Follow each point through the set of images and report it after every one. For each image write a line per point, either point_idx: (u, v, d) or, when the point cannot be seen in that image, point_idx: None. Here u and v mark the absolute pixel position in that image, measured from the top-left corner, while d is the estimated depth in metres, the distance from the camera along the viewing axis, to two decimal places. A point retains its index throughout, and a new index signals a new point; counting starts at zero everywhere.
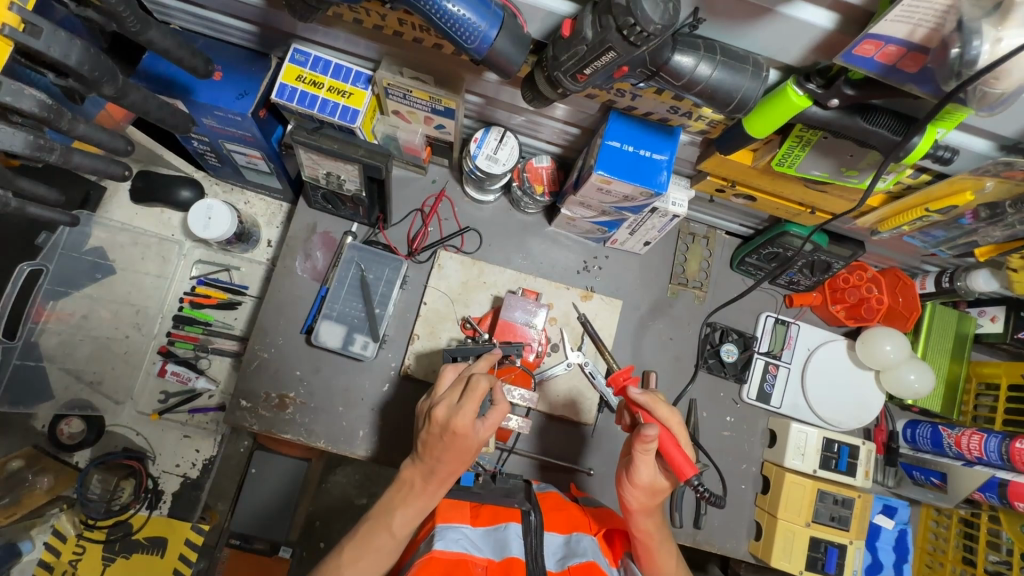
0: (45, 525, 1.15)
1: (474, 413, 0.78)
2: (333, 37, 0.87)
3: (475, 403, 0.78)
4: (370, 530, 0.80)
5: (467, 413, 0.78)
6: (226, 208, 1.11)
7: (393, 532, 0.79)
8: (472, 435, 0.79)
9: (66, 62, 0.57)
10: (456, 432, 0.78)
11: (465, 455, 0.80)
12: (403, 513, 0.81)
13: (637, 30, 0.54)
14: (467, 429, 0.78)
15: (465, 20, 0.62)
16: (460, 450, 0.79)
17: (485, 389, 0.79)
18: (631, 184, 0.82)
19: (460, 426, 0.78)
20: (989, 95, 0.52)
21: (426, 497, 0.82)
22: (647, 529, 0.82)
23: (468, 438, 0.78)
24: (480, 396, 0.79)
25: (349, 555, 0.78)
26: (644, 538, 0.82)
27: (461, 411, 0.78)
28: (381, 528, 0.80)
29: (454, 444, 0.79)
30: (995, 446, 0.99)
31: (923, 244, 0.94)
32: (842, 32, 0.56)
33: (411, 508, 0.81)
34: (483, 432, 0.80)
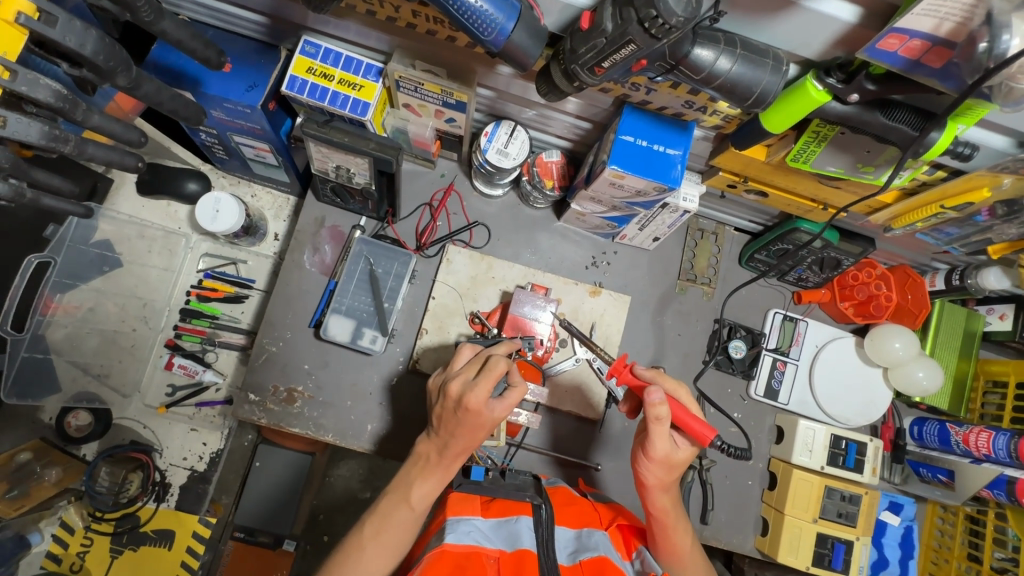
0: (54, 517, 1.15)
1: (487, 392, 0.78)
2: (344, 29, 0.87)
3: (491, 382, 0.78)
4: (389, 507, 0.81)
5: (481, 391, 0.77)
6: (234, 201, 1.11)
7: (412, 505, 0.81)
8: (486, 412, 0.78)
9: (82, 52, 0.56)
10: (469, 409, 0.77)
11: (477, 430, 0.80)
12: (421, 487, 0.82)
13: (659, 23, 0.53)
14: (480, 407, 0.78)
15: (483, 12, 0.61)
16: (473, 427, 0.79)
17: (503, 370, 0.80)
18: (644, 180, 0.81)
19: (473, 403, 0.77)
20: (1014, 90, 0.51)
21: (442, 470, 0.83)
22: (663, 507, 0.84)
23: (481, 415, 0.78)
24: (497, 376, 0.79)
25: (371, 531, 0.79)
26: (660, 516, 0.84)
27: (475, 388, 0.77)
28: (401, 503, 0.81)
29: (467, 420, 0.79)
30: (1003, 443, 1.00)
31: (936, 241, 0.94)
32: (864, 26, 0.55)
33: (428, 482, 0.82)
34: (497, 411, 0.79)
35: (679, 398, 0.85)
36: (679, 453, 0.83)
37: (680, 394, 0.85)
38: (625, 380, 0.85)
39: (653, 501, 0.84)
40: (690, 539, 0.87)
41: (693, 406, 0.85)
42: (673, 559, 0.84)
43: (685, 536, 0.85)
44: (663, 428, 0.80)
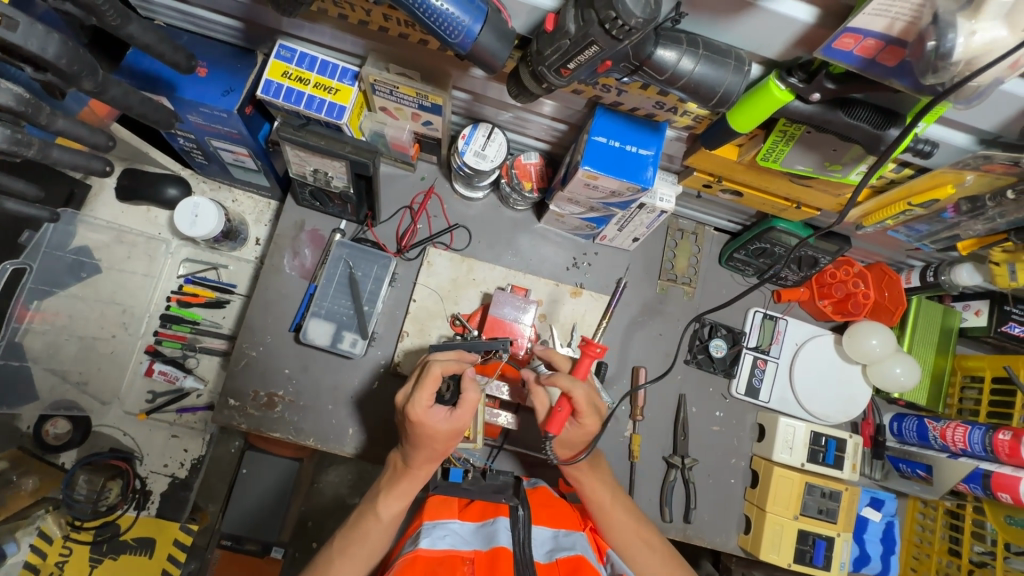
0: (30, 526, 1.13)
1: (426, 401, 0.79)
2: (318, 33, 0.87)
3: (428, 391, 0.80)
4: (357, 518, 0.84)
5: (419, 401, 0.79)
6: (213, 205, 1.10)
7: (379, 517, 0.83)
8: (430, 423, 0.80)
9: (44, 56, 0.56)
10: (413, 421, 0.80)
11: (432, 443, 0.81)
12: (388, 496, 0.84)
13: (619, 24, 0.54)
14: (422, 417, 0.80)
15: (449, 14, 0.62)
16: (425, 438, 0.81)
17: (438, 376, 0.80)
18: (617, 180, 0.82)
19: (414, 414, 0.79)
20: (966, 87, 0.53)
21: (409, 479, 0.85)
22: (592, 487, 0.89)
23: (426, 426, 0.80)
24: (434, 384, 0.80)
25: (340, 546, 0.82)
26: (589, 495, 0.89)
27: (414, 399, 0.80)
28: (368, 513, 0.84)
29: (417, 433, 0.81)
30: (979, 438, 1.00)
31: (908, 238, 0.95)
32: (821, 26, 0.56)
33: (393, 490, 0.84)
34: (443, 422, 0.80)
35: (573, 397, 0.84)
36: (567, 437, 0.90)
37: (574, 394, 0.84)
38: (579, 360, 0.89)
39: (582, 480, 0.89)
40: (614, 488, 0.91)
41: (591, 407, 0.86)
42: (596, 509, 0.88)
43: (605, 482, 0.91)
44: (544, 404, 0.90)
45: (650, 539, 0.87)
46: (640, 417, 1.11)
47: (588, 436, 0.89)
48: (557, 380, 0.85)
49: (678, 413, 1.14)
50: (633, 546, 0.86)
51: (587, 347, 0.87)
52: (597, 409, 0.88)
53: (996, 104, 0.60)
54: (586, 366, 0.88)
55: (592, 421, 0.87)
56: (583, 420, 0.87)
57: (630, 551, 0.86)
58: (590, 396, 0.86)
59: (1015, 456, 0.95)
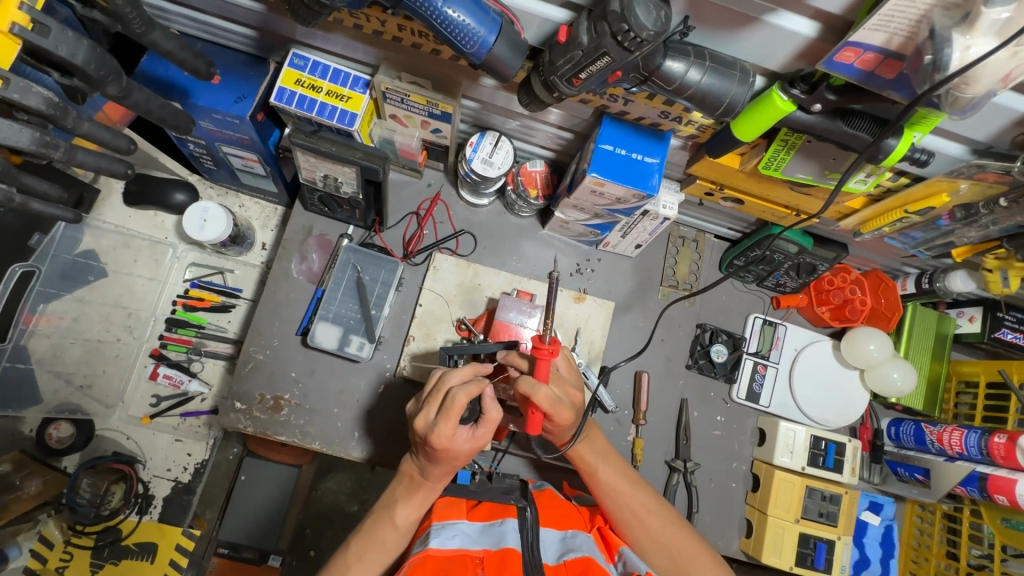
0: (32, 531, 1.13)
1: (451, 430, 0.78)
2: (332, 42, 0.89)
3: (453, 422, 0.78)
4: (373, 525, 0.85)
5: (444, 431, 0.78)
6: (222, 210, 1.12)
7: (396, 525, 0.84)
8: (456, 447, 0.80)
9: (73, 61, 0.57)
10: (438, 448, 0.79)
11: (451, 460, 0.82)
12: (406, 505, 0.85)
13: (631, 36, 0.56)
14: (447, 444, 0.79)
15: (465, 25, 0.64)
16: (447, 458, 0.82)
17: (462, 406, 0.79)
18: (623, 186, 0.84)
19: (440, 443, 0.79)
20: (960, 99, 0.55)
21: (426, 489, 0.86)
22: (589, 459, 0.93)
23: (451, 450, 0.80)
24: (458, 413, 0.79)
25: (356, 554, 0.83)
26: (586, 467, 0.92)
27: (438, 429, 0.78)
28: (385, 521, 0.85)
29: (439, 455, 0.81)
30: (975, 441, 1.03)
31: (903, 245, 0.98)
32: (823, 40, 0.59)
33: (412, 500, 0.85)
34: (467, 443, 0.81)
35: (538, 400, 0.82)
36: (552, 429, 0.91)
37: (537, 397, 0.82)
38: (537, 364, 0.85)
39: (580, 454, 0.93)
40: (602, 451, 0.94)
41: (557, 406, 0.83)
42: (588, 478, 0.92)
43: (597, 451, 0.94)
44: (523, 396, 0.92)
45: (647, 502, 0.90)
46: (643, 421, 1.13)
47: (569, 426, 0.89)
48: (519, 385, 0.83)
49: (680, 418, 1.16)
50: (628, 509, 0.89)
51: (541, 351, 0.83)
52: (568, 405, 0.86)
53: (990, 115, 0.63)
54: (546, 369, 0.84)
55: (566, 414, 0.85)
56: (554, 417, 0.85)
57: (627, 516, 0.89)
58: (554, 397, 0.83)
59: (1009, 458, 0.97)
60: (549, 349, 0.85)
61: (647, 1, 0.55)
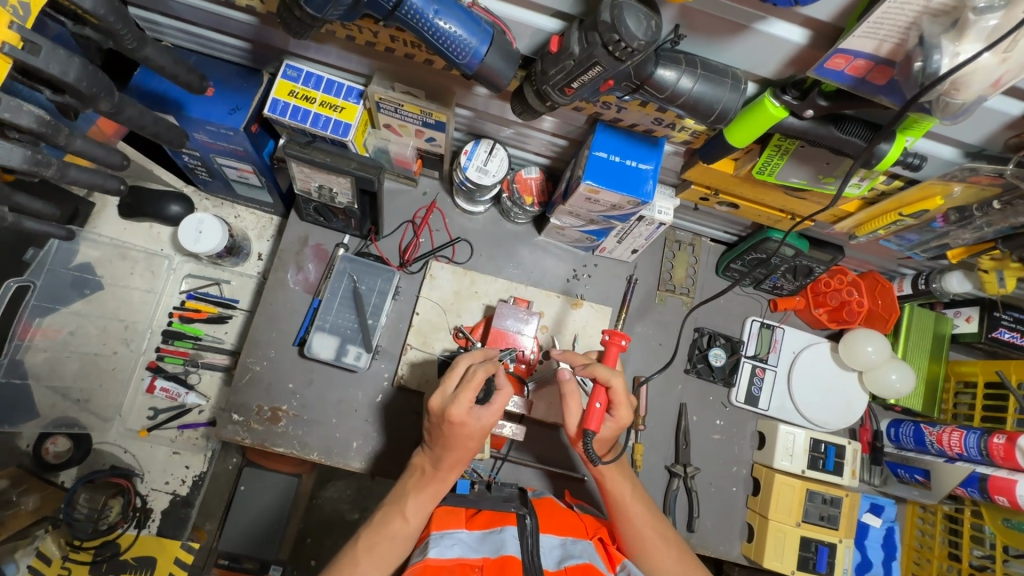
0: (29, 547, 1.12)
1: (469, 402, 0.81)
2: (325, 53, 0.89)
3: (471, 393, 0.81)
4: (383, 518, 0.84)
5: (463, 402, 0.81)
6: (217, 221, 1.12)
7: (406, 518, 0.84)
8: (472, 422, 0.82)
9: (65, 79, 0.57)
10: (454, 422, 0.81)
11: (466, 442, 0.84)
12: (416, 499, 0.85)
13: (622, 46, 0.56)
14: (464, 417, 0.81)
15: (456, 36, 0.64)
16: (462, 438, 0.83)
17: (482, 379, 0.82)
18: (618, 194, 0.84)
19: (456, 415, 0.81)
20: (951, 104, 0.55)
21: (438, 481, 0.86)
22: (620, 486, 0.90)
23: (468, 425, 0.82)
24: (477, 386, 0.82)
25: (365, 546, 0.82)
26: (614, 492, 0.90)
27: (457, 401, 0.81)
28: (395, 515, 0.84)
29: (455, 432, 0.82)
30: (974, 442, 1.03)
31: (898, 247, 0.98)
32: (813, 47, 0.59)
33: (423, 493, 0.86)
34: (484, 419, 0.83)
35: (612, 387, 0.85)
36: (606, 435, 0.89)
37: (612, 384, 0.84)
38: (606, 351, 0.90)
39: (611, 481, 0.90)
40: (632, 481, 0.92)
41: (625, 398, 0.86)
42: (615, 503, 0.90)
43: (628, 479, 0.92)
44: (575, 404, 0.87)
45: (666, 534, 0.89)
46: (642, 426, 1.12)
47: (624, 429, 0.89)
48: (596, 371, 0.85)
49: (680, 422, 1.16)
50: (647, 539, 0.88)
51: (614, 337, 0.88)
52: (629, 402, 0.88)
53: (981, 119, 0.63)
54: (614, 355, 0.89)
55: (626, 413, 0.86)
56: (615, 413, 0.86)
57: (645, 543, 0.88)
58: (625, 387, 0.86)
59: (1009, 459, 0.97)
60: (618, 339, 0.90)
61: (637, 11, 0.55)
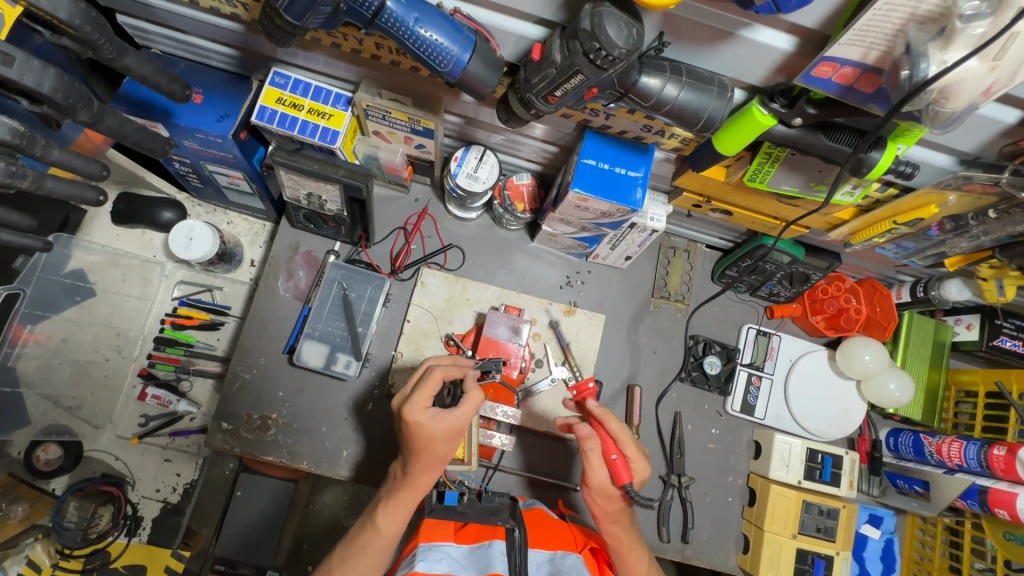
0: (19, 555, 1.11)
1: (424, 402, 0.81)
2: (313, 60, 0.89)
3: (426, 392, 0.81)
4: (359, 530, 0.84)
5: (417, 401, 0.81)
6: (208, 228, 1.11)
7: (378, 528, 0.83)
8: (428, 423, 0.80)
9: (40, 90, 0.57)
10: (410, 423, 0.80)
11: (431, 447, 0.81)
12: (386, 509, 0.84)
13: (603, 54, 0.55)
14: (421, 418, 0.80)
15: (437, 44, 0.63)
16: (423, 442, 0.81)
17: (438, 378, 0.83)
18: (607, 202, 0.83)
19: (411, 416, 0.80)
20: (940, 113, 0.54)
21: (408, 489, 0.84)
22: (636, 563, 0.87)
23: (425, 426, 0.80)
24: (434, 385, 0.83)
25: (340, 557, 0.83)
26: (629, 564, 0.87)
27: (411, 401, 0.81)
28: (369, 525, 0.84)
29: (413, 434, 0.81)
30: (975, 453, 1.00)
31: (896, 255, 0.96)
32: (800, 54, 0.58)
33: (393, 503, 0.84)
34: (445, 420, 0.80)
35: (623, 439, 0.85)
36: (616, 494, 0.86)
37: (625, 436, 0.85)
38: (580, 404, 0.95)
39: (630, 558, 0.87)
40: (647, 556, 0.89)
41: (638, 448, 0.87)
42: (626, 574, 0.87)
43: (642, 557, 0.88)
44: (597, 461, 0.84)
45: None
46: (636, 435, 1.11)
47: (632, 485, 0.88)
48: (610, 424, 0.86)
49: (674, 431, 1.14)
50: None
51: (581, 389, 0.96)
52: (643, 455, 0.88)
53: (974, 127, 0.61)
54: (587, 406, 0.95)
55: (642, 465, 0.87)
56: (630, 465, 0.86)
57: None
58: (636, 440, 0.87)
59: (1010, 471, 0.95)
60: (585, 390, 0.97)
61: (618, 19, 0.54)
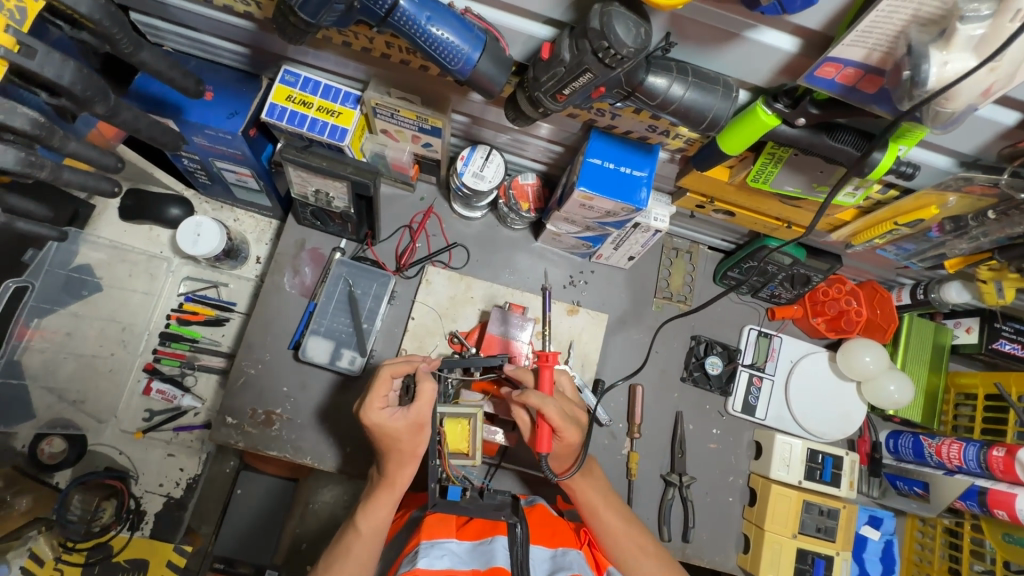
0: (21, 548, 1.08)
1: (379, 403, 0.84)
2: (323, 59, 0.90)
3: (380, 393, 0.85)
4: (342, 534, 0.85)
5: (371, 403, 0.84)
6: (216, 224, 1.12)
7: (358, 530, 0.84)
8: (387, 422, 0.83)
9: (59, 82, 0.58)
10: (371, 425, 0.83)
11: (397, 444, 0.84)
12: (365, 511, 0.85)
13: (612, 53, 0.56)
14: (380, 419, 0.83)
15: (448, 42, 0.64)
16: (389, 441, 0.84)
17: (388, 379, 0.85)
18: (612, 201, 0.84)
19: (370, 419, 0.83)
20: (941, 113, 0.55)
21: (384, 489, 0.86)
22: (592, 501, 0.91)
23: (386, 427, 0.83)
24: (387, 386, 0.85)
25: (325, 563, 0.82)
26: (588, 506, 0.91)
27: (368, 405, 0.84)
28: (350, 529, 0.85)
29: (379, 438, 0.85)
30: (974, 454, 1.01)
31: (896, 256, 0.97)
32: (805, 55, 0.59)
33: (371, 504, 0.85)
34: (401, 417, 0.83)
35: (546, 414, 0.85)
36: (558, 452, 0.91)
37: (545, 411, 0.84)
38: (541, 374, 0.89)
39: (585, 497, 0.91)
40: (602, 489, 0.93)
41: (562, 420, 0.85)
42: (588, 513, 0.90)
43: (598, 488, 0.93)
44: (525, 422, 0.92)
45: (646, 544, 0.89)
46: (637, 435, 1.12)
47: (573, 450, 0.90)
48: (527, 400, 0.85)
49: (675, 431, 1.15)
50: (625, 548, 0.88)
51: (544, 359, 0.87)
52: (574, 422, 0.88)
53: (974, 129, 0.63)
54: (549, 378, 0.88)
55: (569, 434, 0.87)
56: (563, 434, 0.87)
57: (622, 551, 0.88)
58: (561, 412, 0.86)
59: (1009, 472, 0.95)
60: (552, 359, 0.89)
61: (626, 19, 0.56)
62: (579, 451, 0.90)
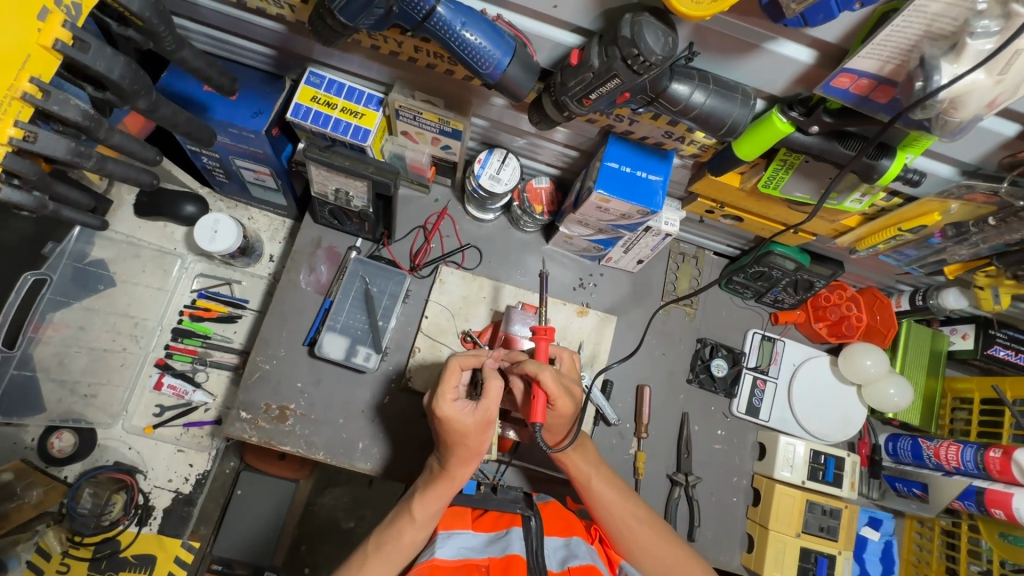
0: (30, 542, 1.12)
1: (453, 399, 0.82)
2: (348, 62, 0.93)
3: (450, 387, 0.82)
4: (395, 517, 0.84)
5: (444, 397, 0.81)
6: (233, 222, 1.14)
7: (413, 518, 0.83)
8: (459, 418, 0.81)
9: (109, 75, 0.61)
10: (443, 419, 0.81)
11: (465, 439, 0.82)
12: (421, 499, 0.84)
13: (641, 60, 0.59)
14: (451, 414, 0.81)
15: (481, 47, 0.67)
16: (458, 436, 0.82)
17: (455, 378, 0.83)
18: (629, 203, 0.87)
19: (442, 412, 0.81)
20: (949, 122, 0.59)
21: (444, 481, 0.84)
22: (583, 471, 0.92)
23: (457, 422, 0.81)
24: (452, 379, 0.83)
25: (375, 544, 0.83)
26: (582, 479, 0.92)
27: (440, 401, 0.81)
28: (404, 514, 0.84)
29: (449, 432, 0.82)
30: (971, 455, 1.04)
31: (898, 262, 1.01)
32: (820, 66, 0.62)
33: (428, 495, 0.84)
34: (474, 415, 0.82)
35: (541, 380, 0.83)
36: (551, 423, 0.90)
37: (540, 377, 0.82)
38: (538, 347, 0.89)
39: (576, 468, 0.92)
40: (593, 460, 0.94)
41: (557, 389, 0.83)
42: (581, 487, 0.92)
43: (588, 458, 0.94)
44: (520, 391, 0.91)
45: (640, 516, 0.90)
46: (645, 434, 1.14)
47: (567, 420, 0.89)
48: (525, 368, 0.84)
49: (681, 432, 1.17)
50: (621, 518, 0.90)
51: (541, 332, 0.88)
52: (569, 393, 0.87)
53: (977, 139, 0.67)
54: (545, 349, 0.89)
55: (563, 405, 0.85)
56: (555, 404, 0.85)
57: (618, 522, 0.89)
58: (558, 380, 0.84)
59: (1005, 472, 0.98)
60: (549, 333, 0.89)
61: (655, 28, 0.59)
62: (573, 425, 0.90)
